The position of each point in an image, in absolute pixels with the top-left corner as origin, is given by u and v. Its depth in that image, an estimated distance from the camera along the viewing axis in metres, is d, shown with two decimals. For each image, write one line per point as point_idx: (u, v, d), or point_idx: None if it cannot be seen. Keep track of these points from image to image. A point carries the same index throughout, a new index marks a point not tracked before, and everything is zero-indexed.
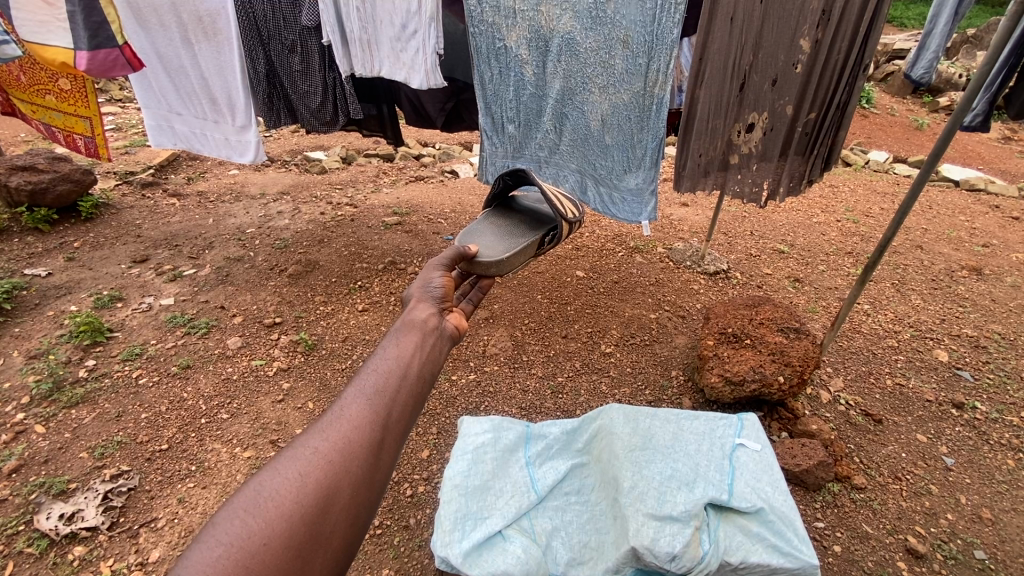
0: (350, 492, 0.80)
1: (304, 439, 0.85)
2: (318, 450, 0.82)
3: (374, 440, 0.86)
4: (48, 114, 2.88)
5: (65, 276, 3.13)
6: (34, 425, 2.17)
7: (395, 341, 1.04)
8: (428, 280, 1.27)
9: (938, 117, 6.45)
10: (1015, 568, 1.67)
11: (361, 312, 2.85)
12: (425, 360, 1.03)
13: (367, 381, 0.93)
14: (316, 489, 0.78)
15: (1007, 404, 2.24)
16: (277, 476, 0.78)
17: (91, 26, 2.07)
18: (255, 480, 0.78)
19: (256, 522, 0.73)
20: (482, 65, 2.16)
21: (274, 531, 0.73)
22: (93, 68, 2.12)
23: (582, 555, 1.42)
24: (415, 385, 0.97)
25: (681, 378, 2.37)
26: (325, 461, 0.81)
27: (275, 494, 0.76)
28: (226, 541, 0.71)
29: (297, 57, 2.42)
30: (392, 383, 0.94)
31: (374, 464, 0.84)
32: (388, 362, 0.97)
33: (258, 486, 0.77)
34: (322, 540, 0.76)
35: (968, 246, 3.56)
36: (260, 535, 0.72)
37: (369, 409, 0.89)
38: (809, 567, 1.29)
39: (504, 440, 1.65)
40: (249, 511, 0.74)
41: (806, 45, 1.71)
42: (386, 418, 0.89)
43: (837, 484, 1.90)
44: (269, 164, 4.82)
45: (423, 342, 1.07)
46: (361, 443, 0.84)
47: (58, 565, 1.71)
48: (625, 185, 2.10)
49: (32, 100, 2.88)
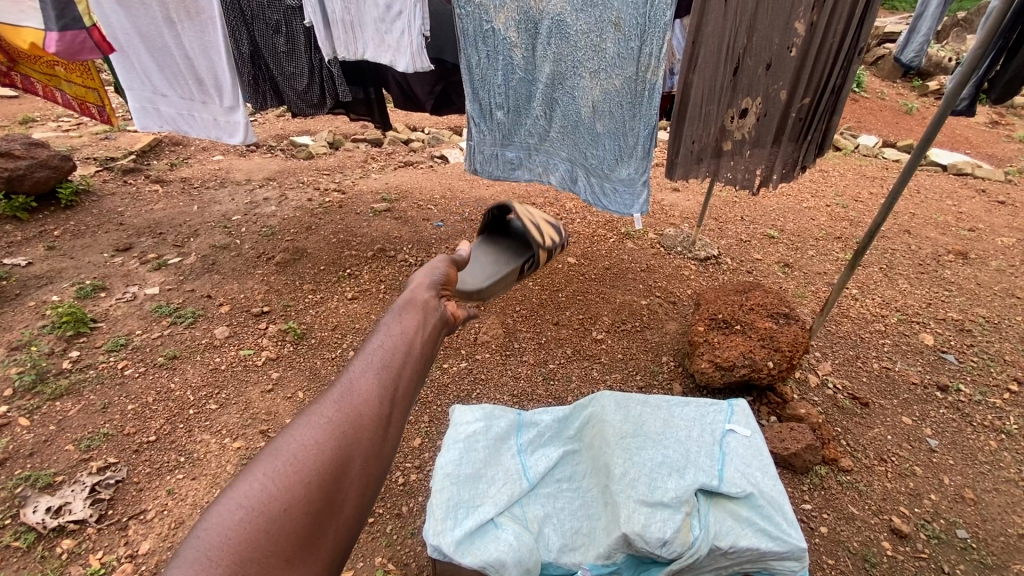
0: (362, 462, 0.76)
1: (314, 409, 0.79)
2: (329, 419, 0.77)
3: (384, 413, 0.81)
4: (61, 85, 2.79)
5: (46, 266, 3.06)
6: (17, 418, 2.13)
7: (397, 318, 1.00)
8: (424, 272, 1.21)
9: (927, 102, 6.49)
10: (996, 547, 1.71)
11: (350, 300, 2.81)
12: (427, 340, 0.99)
13: (374, 355, 0.89)
14: (331, 457, 0.73)
15: (989, 386, 2.28)
16: (292, 443, 0.73)
17: (57, 6, 2.00)
18: (271, 446, 0.73)
19: (275, 485, 0.68)
20: (468, 49, 2.09)
21: (294, 496, 0.68)
22: (61, 51, 2.07)
23: (575, 541, 1.43)
24: (418, 360, 0.92)
25: (671, 364, 2.38)
26: (337, 430, 0.76)
27: (293, 458, 0.71)
28: (247, 504, 0.66)
29: (282, 38, 2.34)
30: (398, 358, 0.89)
31: (384, 436, 0.79)
32: (393, 338, 0.93)
33: (274, 452, 0.72)
34: (341, 507, 0.72)
35: (954, 230, 3.59)
36: (279, 500, 0.67)
37: (379, 381, 0.84)
38: (798, 551, 1.30)
39: (496, 429, 1.63)
40: (267, 476, 0.69)
41: (801, 28, 1.68)
42: (396, 390, 0.84)
43: (824, 467, 1.93)
44: (254, 149, 4.72)
45: (424, 322, 1.02)
46: (372, 413, 0.80)
47: (46, 559, 1.69)
48: (617, 175, 2.10)
49: (42, 71, 2.76)
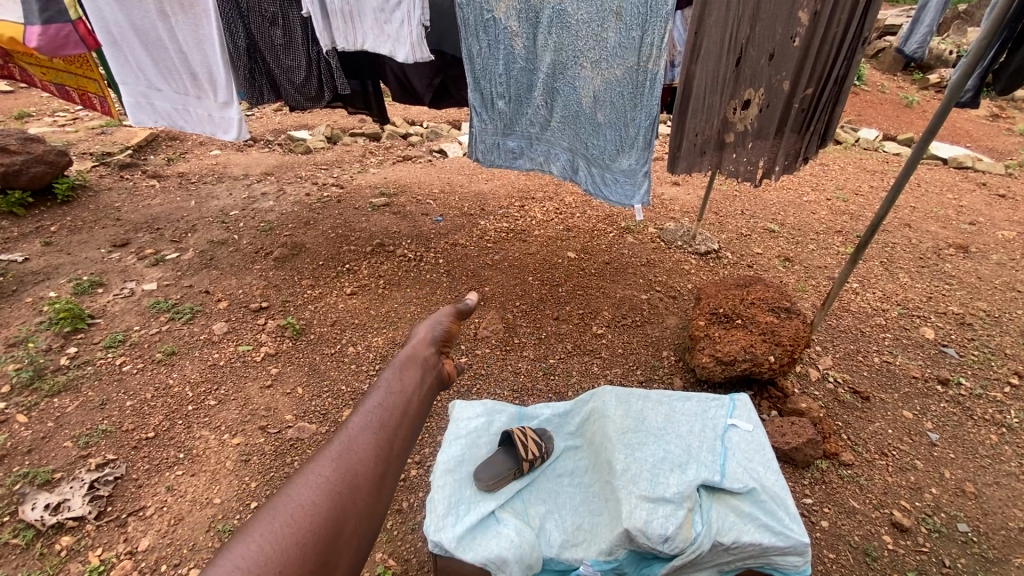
0: (356, 525, 0.73)
1: (312, 465, 0.78)
2: (327, 478, 0.75)
3: (379, 473, 0.79)
4: (59, 76, 2.77)
5: (43, 262, 3.04)
6: (15, 415, 2.12)
7: (396, 373, 0.98)
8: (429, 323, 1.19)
9: (927, 95, 6.46)
10: (996, 540, 1.71)
11: (349, 296, 2.80)
12: (424, 396, 0.97)
13: (373, 411, 0.88)
14: (326, 519, 0.71)
15: (990, 380, 2.28)
16: (288, 502, 0.71)
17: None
18: (269, 505, 0.71)
19: (269, 549, 0.66)
20: (469, 38, 2.06)
21: (286, 560, 0.66)
22: (44, 45, 2.13)
23: (576, 537, 1.40)
24: (417, 420, 0.91)
25: (672, 358, 2.38)
26: (333, 489, 0.74)
27: (289, 520, 0.69)
28: (241, 566, 0.64)
29: (278, 30, 2.31)
30: (396, 415, 0.88)
31: (379, 496, 0.77)
32: (392, 395, 0.92)
33: (271, 511, 0.70)
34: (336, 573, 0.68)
35: (955, 223, 3.58)
36: (273, 563, 0.65)
37: (375, 439, 0.83)
38: (800, 545, 1.29)
39: (497, 424, 1.71)
40: (262, 538, 0.67)
41: (804, 17, 1.66)
42: (391, 450, 0.83)
43: (825, 461, 1.93)
44: (252, 144, 4.69)
45: (424, 377, 1.01)
46: (368, 474, 0.78)
47: (45, 556, 1.69)
48: (618, 166, 2.09)
49: (38, 65, 2.74)
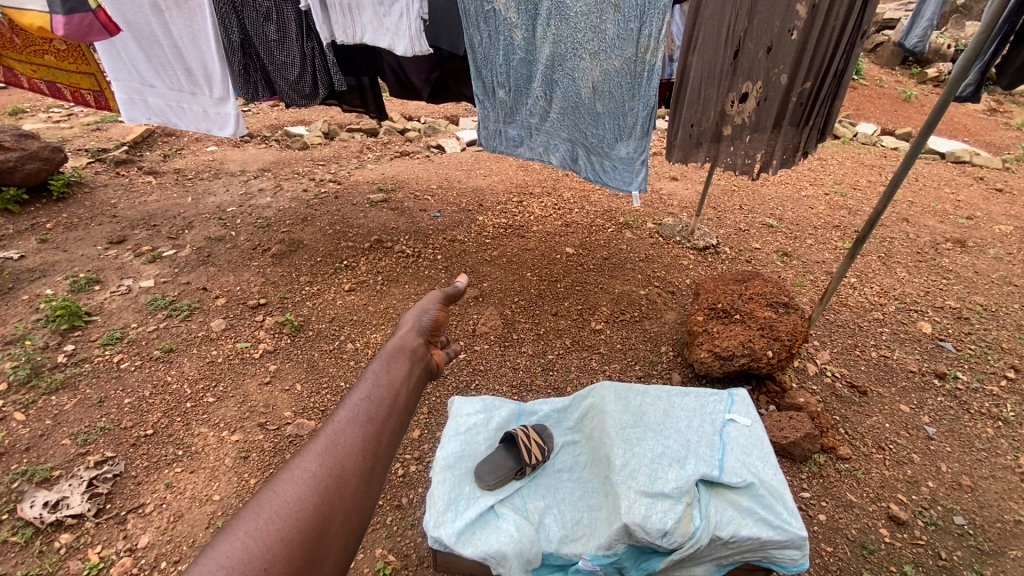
0: (344, 520, 0.74)
1: (298, 460, 0.78)
2: (314, 473, 0.76)
3: (366, 468, 0.80)
4: (50, 73, 2.72)
5: (39, 259, 3.02)
6: (13, 413, 2.12)
7: (383, 366, 0.99)
8: (416, 314, 1.20)
9: (926, 89, 6.45)
10: (992, 533, 1.72)
11: (348, 292, 2.79)
12: (411, 389, 0.98)
13: (360, 405, 0.88)
14: (313, 514, 0.71)
15: (986, 373, 2.29)
16: (274, 498, 0.71)
17: None
18: (254, 501, 0.71)
19: (255, 547, 0.65)
20: (471, 29, 2.07)
21: (274, 556, 0.65)
22: (71, 34, 2.04)
23: (575, 532, 1.41)
24: (404, 412, 0.92)
25: (670, 354, 2.38)
26: (320, 484, 0.74)
27: (275, 516, 0.69)
28: (226, 563, 0.63)
29: (272, 25, 2.29)
30: (383, 410, 0.89)
31: (367, 491, 0.78)
32: (378, 388, 0.92)
33: (256, 507, 0.70)
34: (324, 567, 0.68)
35: (953, 218, 3.58)
36: (261, 559, 0.64)
37: (362, 434, 0.83)
38: (798, 540, 1.30)
39: (495, 420, 1.71)
40: (248, 534, 0.66)
41: (803, 10, 1.65)
42: (379, 444, 0.84)
43: (823, 455, 1.94)
44: (248, 140, 4.66)
45: (411, 371, 1.02)
46: (355, 468, 0.79)
47: (44, 554, 1.69)
48: (616, 154, 2.08)
49: (28, 62, 2.69)
